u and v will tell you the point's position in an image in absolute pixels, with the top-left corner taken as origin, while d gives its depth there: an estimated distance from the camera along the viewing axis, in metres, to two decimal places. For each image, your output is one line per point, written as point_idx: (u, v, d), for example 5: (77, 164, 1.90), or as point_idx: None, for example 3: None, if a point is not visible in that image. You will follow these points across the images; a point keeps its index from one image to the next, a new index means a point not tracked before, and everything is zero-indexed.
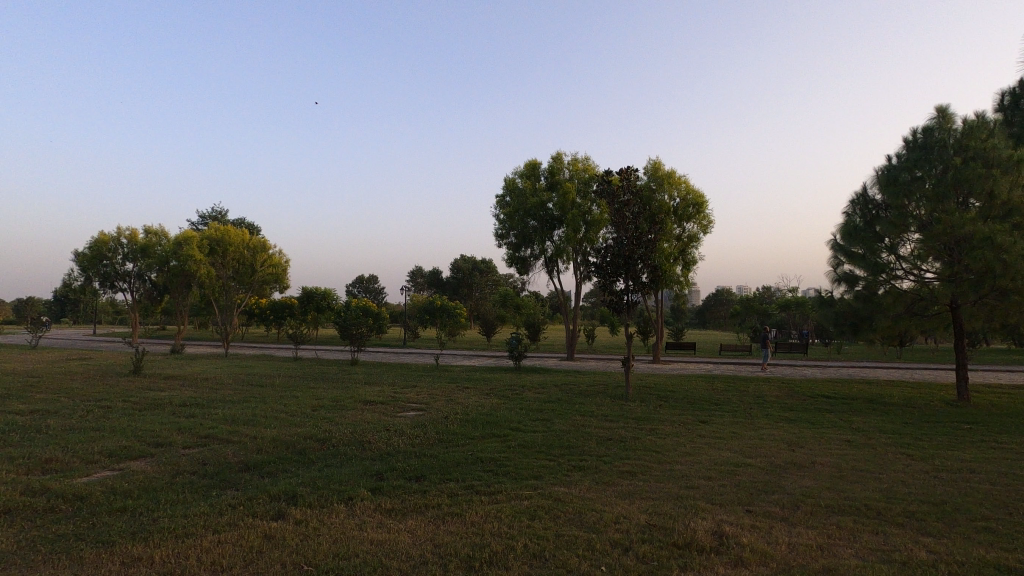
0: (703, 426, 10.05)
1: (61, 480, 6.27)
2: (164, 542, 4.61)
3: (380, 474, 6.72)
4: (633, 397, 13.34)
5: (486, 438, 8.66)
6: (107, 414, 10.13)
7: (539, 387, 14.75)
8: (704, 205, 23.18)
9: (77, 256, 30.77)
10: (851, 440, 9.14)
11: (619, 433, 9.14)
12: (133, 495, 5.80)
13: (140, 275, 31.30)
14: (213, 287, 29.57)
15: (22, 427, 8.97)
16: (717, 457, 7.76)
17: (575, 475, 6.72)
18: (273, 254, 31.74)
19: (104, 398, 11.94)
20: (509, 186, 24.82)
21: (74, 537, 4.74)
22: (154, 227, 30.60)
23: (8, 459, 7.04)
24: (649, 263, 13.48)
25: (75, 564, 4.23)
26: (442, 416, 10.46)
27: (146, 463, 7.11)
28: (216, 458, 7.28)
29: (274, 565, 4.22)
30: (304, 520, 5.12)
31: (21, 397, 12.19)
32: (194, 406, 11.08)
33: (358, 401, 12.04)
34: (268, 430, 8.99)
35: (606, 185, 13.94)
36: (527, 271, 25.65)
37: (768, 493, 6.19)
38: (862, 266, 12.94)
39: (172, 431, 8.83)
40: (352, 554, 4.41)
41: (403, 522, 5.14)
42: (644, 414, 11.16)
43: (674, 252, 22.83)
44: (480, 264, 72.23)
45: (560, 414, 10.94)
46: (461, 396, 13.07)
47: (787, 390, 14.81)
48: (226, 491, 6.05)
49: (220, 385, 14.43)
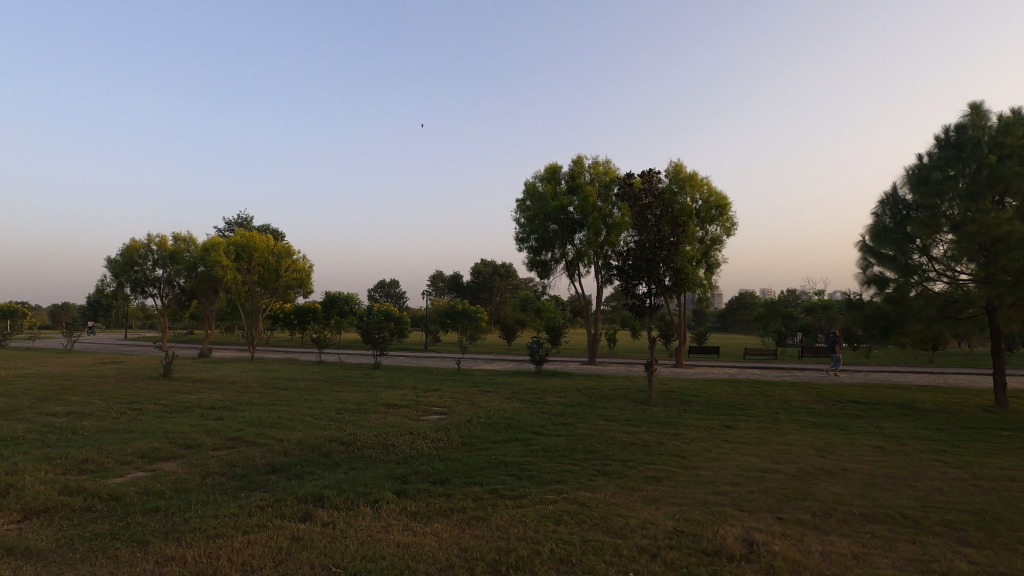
0: (729, 432, 9.88)
1: (96, 480, 6.43)
2: (196, 541, 4.70)
3: (404, 477, 6.76)
4: (656, 402, 13.18)
5: (508, 442, 8.66)
6: (139, 417, 10.37)
7: (560, 391, 14.73)
8: (727, 207, 22.91)
9: (109, 263, 31.63)
10: (884, 447, 8.88)
11: (643, 439, 9.04)
12: (165, 496, 5.93)
13: (169, 281, 32.05)
14: (239, 292, 30.10)
15: (59, 429, 9.23)
16: (744, 463, 7.62)
17: (600, 480, 6.67)
18: (298, 259, 31.92)
19: (136, 401, 12.25)
20: (530, 190, 24.82)
21: (110, 536, 4.85)
22: (182, 234, 31.31)
23: (45, 459, 7.26)
24: (671, 266, 13.35)
25: (110, 563, 4.34)
26: (463, 419, 10.49)
27: (177, 465, 7.26)
28: (244, 460, 7.42)
29: (303, 567, 4.27)
30: (331, 522, 5.18)
31: (59, 398, 12.62)
32: (221, 409, 11.29)
33: (381, 404, 12.15)
34: (294, 432, 9.13)
35: (627, 187, 13.78)
36: (547, 275, 25.62)
37: (798, 500, 6.06)
38: (892, 268, 12.65)
39: (201, 433, 9.02)
40: (379, 557, 4.44)
41: (429, 525, 5.16)
42: (668, 418, 11.04)
43: (696, 255, 22.61)
44: (501, 268, 72.51)
45: (583, 418, 10.86)
46: (483, 399, 13.12)
47: (815, 395, 14.50)
48: (254, 493, 6.15)
49: (247, 388, 14.67)
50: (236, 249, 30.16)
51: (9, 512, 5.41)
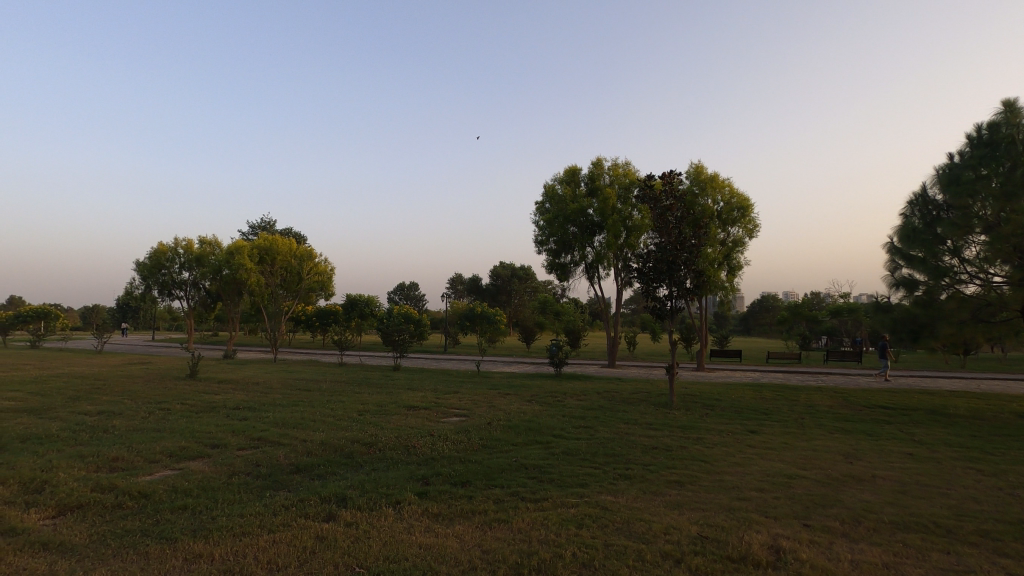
0: (752, 437, 9.73)
1: (126, 478, 6.58)
2: (223, 540, 4.78)
3: (426, 478, 6.79)
4: (678, 405, 12.99)
5: (529, 444, 8.63)
6: (166, 417, 10.60)
7: (580, 394, 14.66)
8: (750, 207, 22.58)
9: (138, 266, 32.40)
10: (914, 454, 8.65)
11: (664, 442, 8.95)
12: (193, 494, 6.04)
13: (195, 283, 32.73)
14: (262, 294, 30.57)
15: (90, 428, 9.45)
16: (769, 468, 7.49)
17: (621, 484, 6.62)
18: (320, 262, 32.36)
19: (164, 401, 12.52)
20: (549, 193, 24.78)
21: (140, 532, 4.96)
22: (208, 237, 31.98)
23: (77, 457, 7.44)
24: (693, 269, 13.20)
25: (142, 559, 4.43)
26: (484, 422, 10.49)
27: (203, 464, 7.39)
28: (268, 460, 7.51)
29: (327, 566, 4.30)
30: (354, 523, 5.22)
31: (90, 398, 12.95)
32: (246, 410, 11.49)
33: (402, 406, 12.20)
34: (317, 433, 9.24)
35: (647, 189, 13.63)
36: (567, 277, 25.57)
37: (826, 507, 5.93)
38: (921, 270, 12.43)
39: (227, 433, 9.18)
40: (401, 557, 4.46)
41: (451, 527, 5.16)
42: (691, 422, 10.91)
43: (718, 257, 22.32)
44: (519, 271, 72.61)
45: (603, 421, 10.80)
46: (503, 402, 13.10)
47: (841, 400, 14.21)
48: (279, 492, 6.23)
49: (270, 389, 14.91)
50: (260, 252, 30.61)
51: (44, 508, 5.56)
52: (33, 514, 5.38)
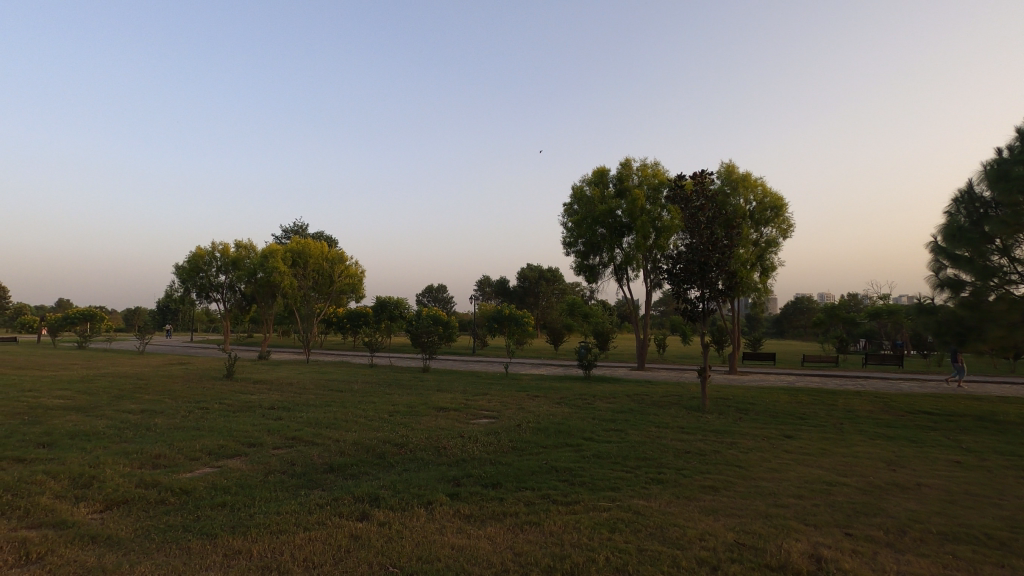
0: (789, 442, 9.47)
1: (168, 474, 6.81)
2: (261, 537, 4.88)
3: (456, 479, 6.82)
4: (710, 409, 12.75)
5: (559, 447, 8.58)
6: (205, 416, 10.91)
7: (610, 397, 14.52)
8: (783, 207, 22.06)
9: (177, 270, 33.49)
10: (963, 462, 8.29)
11: (698, 447, 8.79)
12: (232, 491, 6.20)
13: (231, 286, 33.66)
14: (295, 297, 31.22)
15: (134, 425, 9.79)
16: (808, 474, 7.28)
17: (654, 488, 6.51)
18: (350, 265, 32.86)
19: (203, 400, 12.90)
20: (577, 194, 24.65)
21: (182, 528, 5.11)
22: (243, 241, 32.83)
23: (122, 454, 7.72)
24: (725, 270, 12.94)
25: (184, 554, 4.56)
26: (513, 424, 10.50)
27: (241, 462, 7.59)
28: (303, 459, 7.65)
29: (362, 565, 4.35)
30: (387, 522, 5.27)
31: (134, 397, 13.44)
32: (281, 410, 11.76)
33: (432, 407, 12.30)
34: (349, 433, 9.38)
35: (678, 189, 13.42)
36: (595, 279, 25.41)
37: (869, 516, 5.73)
38: (968, 271, 11.93)
39: (263, 432, 9.39)
40: (434, 558, 4.47)
41: (483, 529, 5.16)
42: (724, 426, 10.70)
43: (751, 258, 21.85)
44: (547, 273, 72.43)
45: (634, 425, 10.66)
46: (532, 404, 13.09)
47: (882, 405, 13.73)
48: (313, 491, 6.34)
49: (303, 389, 15.22)
50: (292, 255, 31.27)
51: (92, 502, 5.77)
52: (83, 507, 5.60)
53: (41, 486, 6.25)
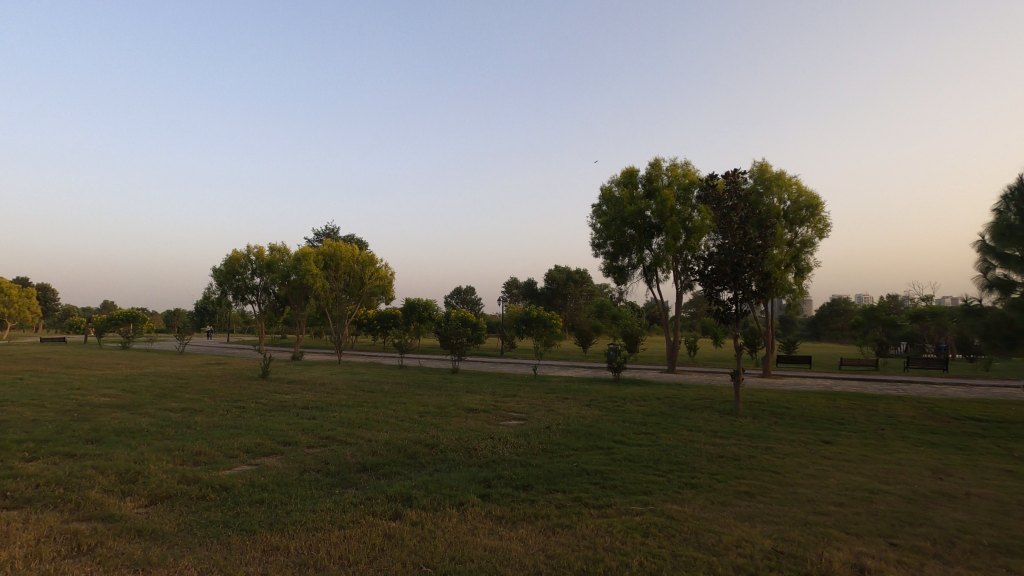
0: (827, 447, 9.20)
1: (209, 472, 7.01)
2: (298, 534, 4.98)
3: (487, 481, 6.83)
4: (744, 413, 12.47)
5: (590, 450, 8.52)
6: (243, 414, 11.20)
7: (640, 399, 14.36)
8: (819, 206, 21.46)
9: (215, 272, 34.51)
10: (1015, 471, 7.91)
11: (732, 451, 8.61)
12: (269, 488, 6.36)
13: (265, 288, 34.51)
14: (327, 298, 31.80)
15: (176, 423, 10.13)
16: (848, 481, 7.06)
17: (688, 493, 6.41)
18: (381, 267, 33.30)
19: (240, 399, 13.26)
20: (606, 195, 24.46)
21: (222, 523, 5.25)
22: (278, 244, 33.63)
23: (165, 451, 8.00)
24: (759, 271, 12.66)
25: (224, 548, 4.69)
26: (543, 426, 10.48)
27: (277, 460, 7.77)
28: (336, 459, 7.77)
29: (396, 564, 4.39)
30: (420, 522, 5.31)
31: (175, 395, 13.90)
32: (315, 409, 12.01)
33: (461, 409, 12.36)
34: (381, 433, 9.51)
35: (710, 189, 13.18)
36: (624, 280, 25.20)
37: (914, 526, 5.51)
38: (1018, 271, 11.37)
39: (298, 431, 9.58)
40: (467, 559, 4.49)
41: (515, 531, 5.17)
42: (758, 431, 10.47)
43: (785, 258, 21.32)
44: (575, 274, 72.16)
45: (665, 428, 10.51)
46: (561, 406, 13.04)
47: (926, 411, 13.21)
48: (347, 490, 6.44)
49: (336, 390, 15.50)
50: (324, 258, 31.86)
51: (138, 497, 5.99)
52: (129, 502, 5.81)
53: (90, 480, 6.52)
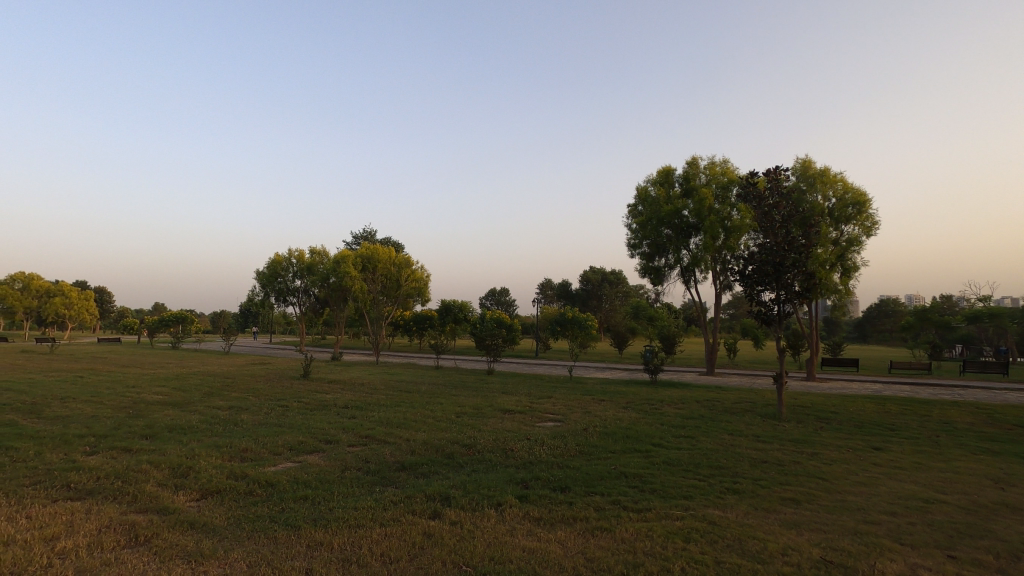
0: (877, 454, 8.83)
1: (255, 468, 7.24)
2: (340, 530, 5.09)
3: (525, 482, 6.82)
4: (787, 418, 12.09)
5: (628, 453, 8.43)
6: (286, 413, 11.53)
7: (679, 402, 14.13)
8: (867, 203, 20.63)
9: (259, 275, 35.66)
10: None
11: (775, 456, 8.36)
12: (312, 485, 6.53)
13: (306, 291, 35.43)
14: (365, 300, 32.41)
15: (223, 421, 10.50)
16: (901, 490, 6.76)
17: (730, 498, 6.26)
18: (417, 270, 33.68)
19: (283, 398, 13.66)
20: (641, 195, 24.17)
21: (269, 518, 5.42)
22: (317, 247, 34.48)
23: (214, 447, 8.31)
24: (803, 271, 12.26)
25: (271, 542, 4.84)
26: (579, 428, 10.40)
27: (319, 458, 7.95)
28: (376, 458, 7.91)
29: (436, 563, 4.44)
30: (459, 522, 5.35)
31: (222, 394, 14.42)
32: (354, 409, 12.25)
33: (498, 410, 12.40)
34: (418, 433, 9.63)
35: (750, 187, 12.85)
36: (661, 281, 24.82)
37: (975, 538, 5.23)
38: None
39: (339, 430, 9.79)
40: (506, 559, 4.50)
41: (553, 532, 5.14)
42: (803, 436, 10.13)
43: (830, 257, 20.58)
44: (610, 275, 71.43)
45: (705, 431, 10.31)
46: (598, 408, 12.92)
47: (985, 417, 12.52)
48: (387, 488, 6.56)
49: (374, 390, 15.77)
50: (363, 260, 32.46)
51: (190, 491, 6.24)
52: (181, 495, 6.06)
53: (146, 474, 6.83)
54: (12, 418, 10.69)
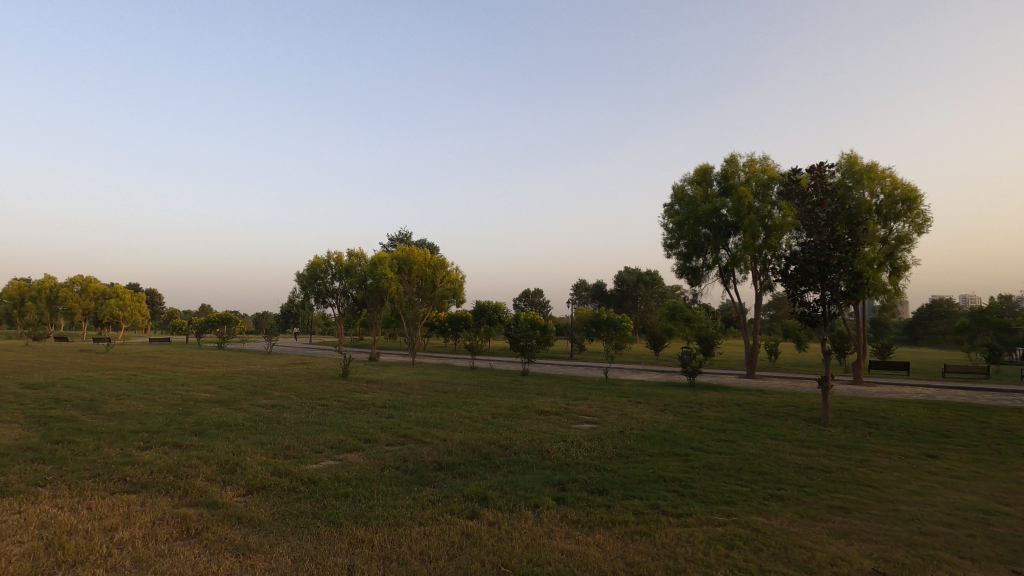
0: (932, 462, 8.42)
1: (298, 465, 7.44)
2: (380, 528, 5.18)
3: (562, 484, 6.78)
4: (833, 423, 11.67)
5: (666, 456, 8.29)
6: (326, 412, 11.80)
7: (718, 405, 13.81)
8: (918, 199, 19.75)
9: (299, 277, 36.65)
10: None
11: (821, 463, 8.08)
12: (353, 483, 6.66)
13: (344, 292, 36.19)
14: (400, 301, 32.85)
15: (267, 419, 10.82)
16: (959, 500, 6.43)
17: (774, 505, 6.08)
18: (452, 271, 33.92)
19: (324, 398, 13.98)
20: (678, 194, 23.80)
21: (312, 514, 5.56)
22: (355, 249, 35.16)
23: (259, 444, 8.57)
24: (850, 270, 11.81)
25: (315, 538, 4.95)
26: (616, 430, 10.28)
27: (359, 456, 8.10)
28: (414, 457, 8.02)
29: (475, 563, 4.46)
30: (497, 523, 5.36)
31: (266, 393, 14.86)
32: (392, 408, 12.44)
33: (533, 411, 12.39)
34: (455, 433, 9.71)
35: (792, 184, 12.49)
36: (698, 282, 24.36)
37: None
38: None
39: (377, 429, 9.95)
40: (544, 561, 4.49)
41: (591, 536, 5.10)
42: (851, 442, 9.76)
43: (878, 257, 19.79)
44: (645, 276, 70.36)
45: (746, 436, 10.05)
46: (635, 411, 12.75)
47: None
48: (426, 487, 6.63)
49: (411, 390, 15.95)
50: (399, 262, 32.94)
51: (237, 486, 6.45)
52: (230, 491, 6.28)
53: (196, 469, 7.10)
54: (73, 413, 11.28)
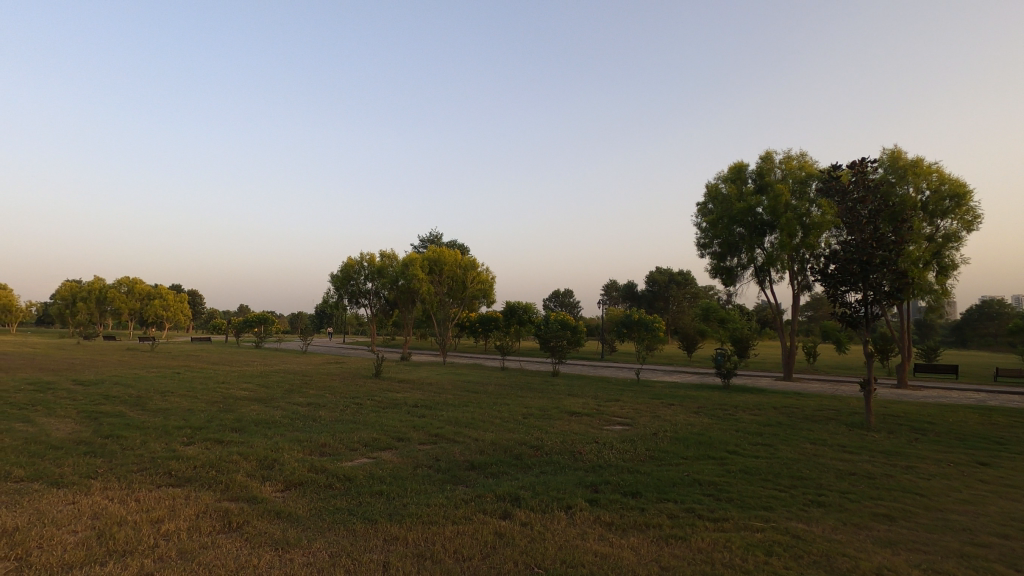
0: (984, 470, 8.03)
1: (333, 462, 7.59)
2: (414, 526, 5.23)
3: (595, 486, 6.72)
4: (877, 427, 11.25)
5: (701, 459, 8.13)
6: (360, 410, 12.00)
7: (754, 408, 13.49)
8: (967, 195, 18.88)
9: (333, 278, 37.42)
10: None
11: (865, 469, 7.79)
12: (387, 481, 6.75)
13: (376, 293, 36.75)
14: (431, 301, 33.17)
15: (303, 417, 11.06)
16: (1014, 511, 6.11)
17: (814, 512, 5.90)
18: (482, 271, 34.05)
19: (357, 396, 14.22)
20: (712, 193, 23.39)
21: (347, 511, 5.66)
22: (387, 251, 35.68)
23: (296, 441, 8.77)
24: (894, 269, 11.37)
25: (351, 534, 5.04)
26: (649, 432, 10.14)
27: (392, 455, 8.22)
28: (446, 456, 8.08)
29: (508, 563, 4.46)
30: (530, 523, 5.36)
31: (301, 391, 15.21)
32: (424, 408, 12.55)
33: (564, 412, 12.32)
34: (486, 433, 9.74)
35: (832, 181, 12.10)
36: (733, 282, 23.88)
37: None
38: None
39: (409, 428, 10.07)
40: (577, 563, 4.46)
41: (625, 538, 5.05)
42: (896, 447, 9.38)
43: (924, 255, 19.01)
44: (678, 276, 69.29)
45: (784, 439, 9.78)
46: (668, 412, 12.55)
47: None
48: (458, 487, 6.67)
49: (442, 390, 16.06)
50: (430, 263, 33.28)
51: (276, 482, 6.62)
52: (269, 486, 6.44)
53: (236, 464, 7.32)
54: (122, 409, 11.78)
